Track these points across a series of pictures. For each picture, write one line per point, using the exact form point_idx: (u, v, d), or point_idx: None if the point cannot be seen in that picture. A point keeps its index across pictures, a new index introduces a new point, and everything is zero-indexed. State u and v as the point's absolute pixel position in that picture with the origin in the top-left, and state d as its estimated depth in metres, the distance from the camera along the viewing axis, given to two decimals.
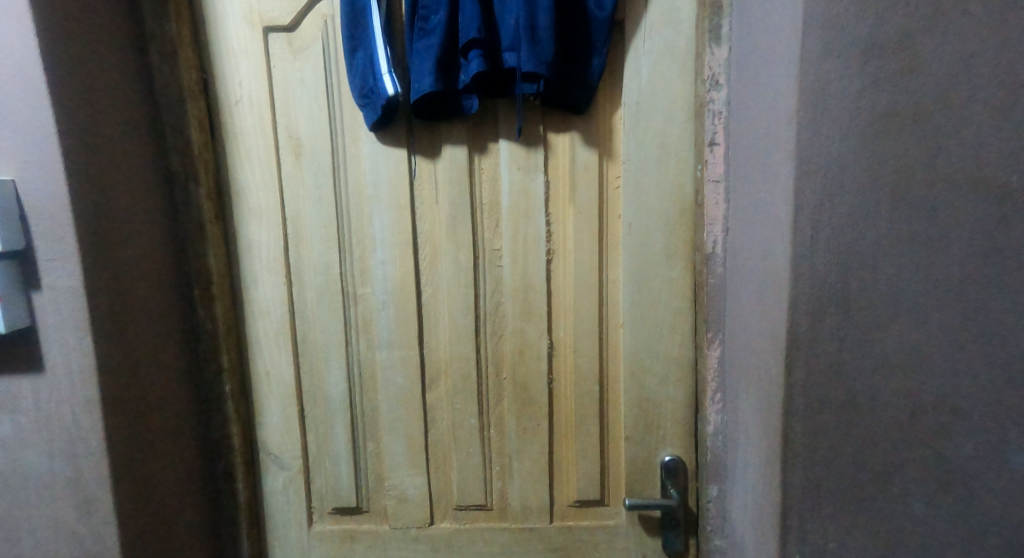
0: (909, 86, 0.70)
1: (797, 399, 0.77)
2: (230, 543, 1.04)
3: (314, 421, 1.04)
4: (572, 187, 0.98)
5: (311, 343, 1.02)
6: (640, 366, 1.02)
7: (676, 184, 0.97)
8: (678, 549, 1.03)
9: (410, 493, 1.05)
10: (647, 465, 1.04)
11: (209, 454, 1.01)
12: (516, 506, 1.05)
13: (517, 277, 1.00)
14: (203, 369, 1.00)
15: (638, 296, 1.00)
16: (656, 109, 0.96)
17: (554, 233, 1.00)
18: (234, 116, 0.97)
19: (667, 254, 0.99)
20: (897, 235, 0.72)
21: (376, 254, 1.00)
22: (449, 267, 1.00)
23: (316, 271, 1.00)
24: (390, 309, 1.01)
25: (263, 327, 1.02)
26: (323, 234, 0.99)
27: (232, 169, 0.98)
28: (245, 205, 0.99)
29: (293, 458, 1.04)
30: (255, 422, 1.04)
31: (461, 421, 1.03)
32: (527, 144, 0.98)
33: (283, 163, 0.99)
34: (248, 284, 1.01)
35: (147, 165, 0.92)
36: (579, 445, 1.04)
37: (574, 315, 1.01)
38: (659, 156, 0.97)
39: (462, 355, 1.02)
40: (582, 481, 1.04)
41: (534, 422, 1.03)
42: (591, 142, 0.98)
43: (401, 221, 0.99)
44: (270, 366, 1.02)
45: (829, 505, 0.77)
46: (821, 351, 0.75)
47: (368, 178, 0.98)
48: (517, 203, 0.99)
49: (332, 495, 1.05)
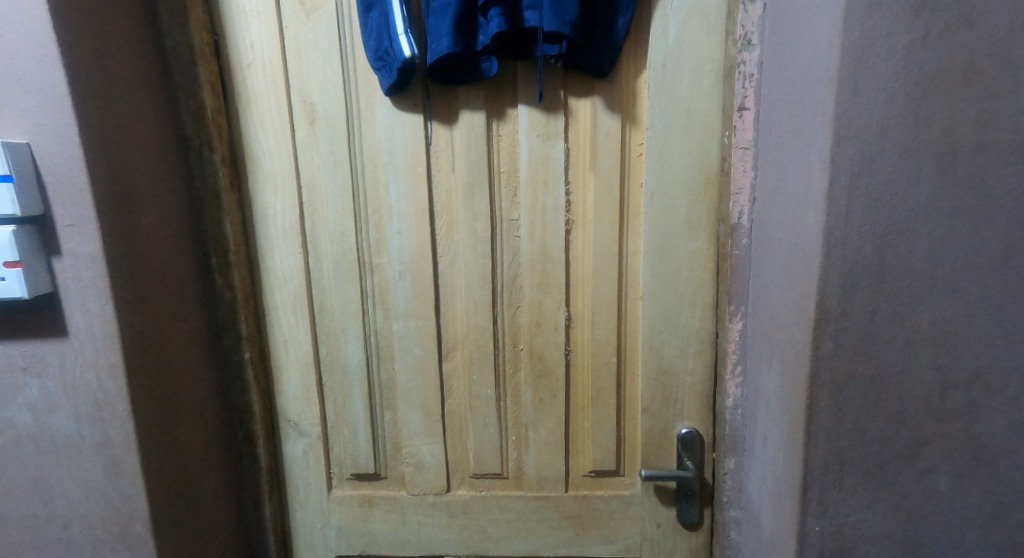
0: (957, 47, 0.66)
1: (823, 373, 0.74)
2: (252, 506, 1.05)
3: (332, 389, 1.04)
4: (593, 155, 0.95)
5: (327, 312, 1.02)
6: (659, 338, 1.00)
7: (702, 152, 0.93)
8: (693, 518, 1.04)
9: (428, 461, 1.06)
10: (664, 437, 1.04)
11: (230, 421, 1.02)
12: (532, 475, 1.06)
13: (535, 248, 0.98)
14: (222, 337, 1.00)
15: (659, 268, 0.98)
16: (683, 72, 0.92)
17: (573, 203, 0.97)
18: (246, 79, 0.95)
19: (690, 226, 0.96)
20: (936, 208, 0.68)
21: (393, 224, 0.98)
22: (466, 236, 0.98)
23: (332, 241, 0.99)
24: (407, 279, 1.00)
25: (280, 296, 1.01)
26: (338, 201, 0.97)
27: (245, 135, 0.96)
28: (259, 172, 0.97)
29: (312, 425, 1.05)
30: (273, 390, 1.04)
31: (477, 392, 1.04)
32: (548, 110, 0.94)
33: (297, 129, 0.96)
34: (264, 253, 0.99)
35: (162, 131, 0.90)
36: (596, 416, 1.04)
37: (592, 287, 0.99)
38: (684, 123, 0.93)
39: (479, 326, 1.01)
40: (598, 451, 1.05)
41: (551, 394, 1.03)
42: (614, 107, 0.94)
43: (417, 189, 0.96)
44: (288, 336, 1.02)
45: (851, 479, 0.76)
46: (850, 326, 0.72)
47: (383, 145, 0.95)
48: (536, 170, 0.95)
49: (350, 462, 1.07)
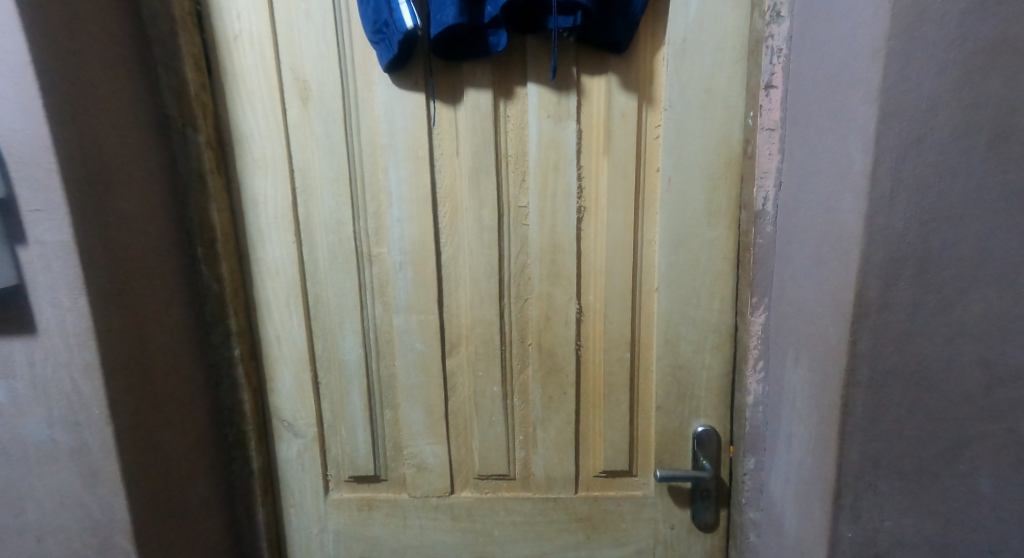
0: (1019, 12, 0.60)
1: (860, 369, 0.69)
2: (244, 512, 0.99)
3: (328, 388, 0.98)
4: (607, 138, 0.89)
5: (323, 307, 0.95)
6: (675, 332, 0.95)
7: (724, 135, 0.87)
8: (708, 520, 0.99)
9: (430, 461, 1.01)
10: (679, 435, 0.99)
11: (220, 422, 0.96)
12: (540, 476, 1.01)
13: (545, 237, 0.92)
14: (210, 332, 0.93)
15: (675, 258, 0.92)
16: (705, 47, 0.85)
17: (585, 189, 0.91)
18: (233, 54, 0.88)
19: (709, 213, 0.90)
20: (988, 191, 0.63)
21: (393, 211, 0.92)
22: (471, 225, 0.92)
23: (327, 229, 0.92)
24: (408, 270, 0.94)
25: (272, 289, 0.94)
26: (334, 187, 0.90)
27: (233, 115, 0.89)
28: (248, 156, 0.90)
29: (308, 426, 0.99)
30: (266, 389, 0.98)
31: (483, 389, 0.98)
32: (559, 88, 0.88)
33: (289, 108, 0.89)
34: (254, 243, 0.93)
35: (141, 110, 0.83)
36: (608, 415, 0.99)
37: (605, 278, 0.94)
38: (705, 103, 0.87)
39: (485, 320, 0.96)
40: (610, 451, 1.00)
41: (561, 391, 0.98)
42: (630, 86, 0.88)
43: (419, 174, 0.90)
44: (281, 331, 0.96)
45: (887, 482, 0.71)
46: (890, 319, 0.67)
47: (382, 127, 0.89)
48: (546, 154, 0.89)
49: (349, 464, 1.01)
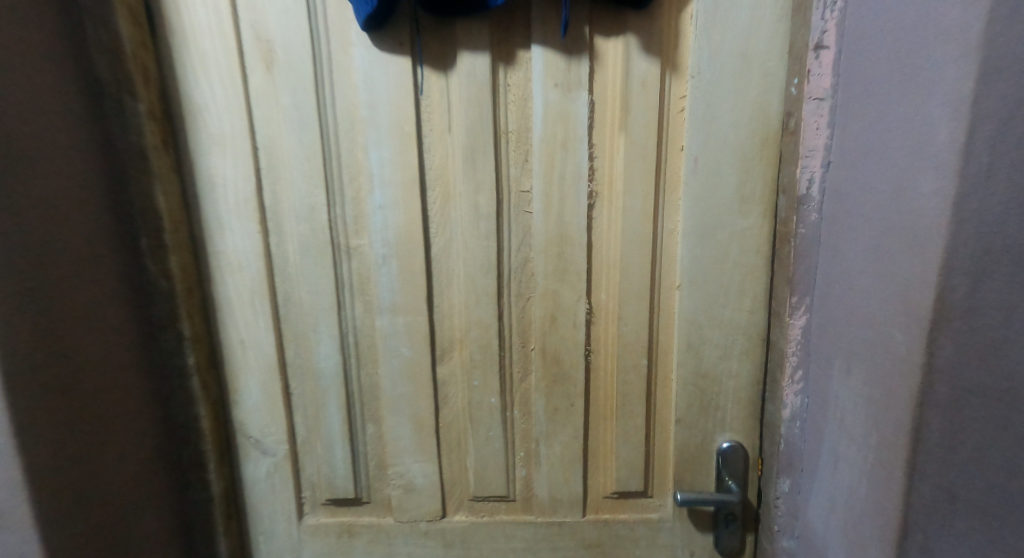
0: None
1: (939, 387, 0.57)
2: (203, 541, 0.87)
3: (302, 399, 0.86)
4: (624, 111, 0.76)
5: (295, 306, 0.83)
6: (699, 335, 0.83)
7: (761, 107, 0.75)
8: (733, 546, 0.88)
9: (419, 482, 0.88)
10: (701, 451, 0.87)
11: (172, 440, 0.83)
12: (544, 497, 0.89)
13: (551, 227, 0.80)
14: (159, 337, 0.80)
15: (700, 251, 0.80)
16: (740, 3, 0.73)
17: (598, 170, 0.79)
18: (183, 9, 0.74)
19: (741, 199, 0.78)
20: None
21: (374, 197, 0.79)
22: (466, 212, 0.80)
23: (298, 217, 0.79)
24: (393, 265, 0.81)
25: (234, 287, 0.81)
26: (305, 167, 0.77)
27: (184, 82, 0.76)
28: (203, 130, 0.77)
29: (278, 443, 0.87)
30: (229, 402, 0.85)
31: (479, 400, 0.86)
32: (569, 52, 0.75)
33: (251, 74, 0.75)
34: (212, 233, 0.79)
35: (62, 73, 0.70)
36: (621, 429, 0.87)
37: (620, 273, 0.81)
38: (739, 70, 0.74)
39: (482, 321, 0.83)
40: (622, 469, 0.88)
41: (568, 402, 0.86)
42: (652, 50, 0.75)
43: (405, 152, 0.77)
44: (245, 335, 0.83)
45: (964, 520, 0.56)
46: (980, 324, 0.53)
47: (362, 97, 0.76)
48: (553, 130, 0.77)
49: (326, 485, 0.89)
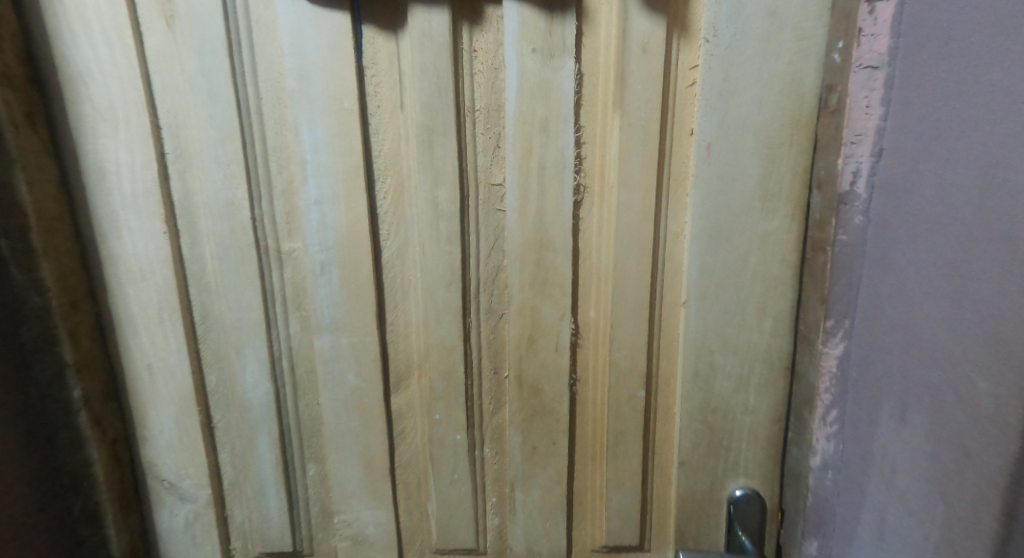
0: None
1: None
2: None
3: (227, 434, 0.71)
4: (620, 84, 0.61)
5: (215, 323, 0.67)
6: (709, 362, 0.67)
7: (792, 79, 0.59)
8: None
9: (370, 532, 0.74)
10: (709, 500, 0.72)
11: (55, 487, 0.68)
12: (520, 552, 0.74)
13: (528, 229, 0.65)
14: (31, 362, 0.65)
15: (710, 259, 0.64)
16: None
17: (586, 159, 0.64)
18: None
19: (765, 196, 0.62)
20: None
21: (309, 190, 0.63)
22: (423, 211, 0.64)
23: (214, 215, 0.64)
24: (334, 275, 0.66)
25: (137, 300, 0.66)
26: (221, 152, 0.62)
27: (60, 44, 0.60)
28: (90, 105, 0.61)
29: (197, 487, 0.72)
30: (136, 437, 0.70)
31: (441, 438, 0.71)
32: (550, 8, 0.60)
33: (149, 34, 0.60)
34: (107, 235, 0.65)
35: None
36: (613, 473, 0.71)
37: (613, 286, 0.66)
38: (765, 32, 0.59)
39: (443, 343, 0.68)
40: (614, 520, 0.73)
41: (548, 440, 0.71)
42: (655, 7, 0.60)
43: (346, 135, 0.62)
44: (152, 357, 0.68)
45: None
46: None
47: (289, 63, 0.60)
48: (530, 108, 0.61)
49: (258, 536, 0.74)
